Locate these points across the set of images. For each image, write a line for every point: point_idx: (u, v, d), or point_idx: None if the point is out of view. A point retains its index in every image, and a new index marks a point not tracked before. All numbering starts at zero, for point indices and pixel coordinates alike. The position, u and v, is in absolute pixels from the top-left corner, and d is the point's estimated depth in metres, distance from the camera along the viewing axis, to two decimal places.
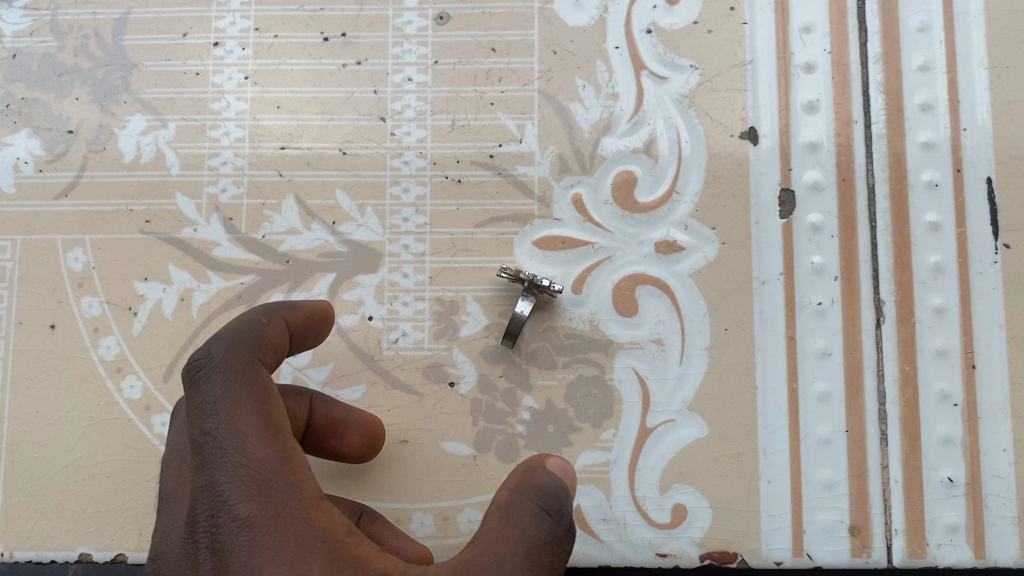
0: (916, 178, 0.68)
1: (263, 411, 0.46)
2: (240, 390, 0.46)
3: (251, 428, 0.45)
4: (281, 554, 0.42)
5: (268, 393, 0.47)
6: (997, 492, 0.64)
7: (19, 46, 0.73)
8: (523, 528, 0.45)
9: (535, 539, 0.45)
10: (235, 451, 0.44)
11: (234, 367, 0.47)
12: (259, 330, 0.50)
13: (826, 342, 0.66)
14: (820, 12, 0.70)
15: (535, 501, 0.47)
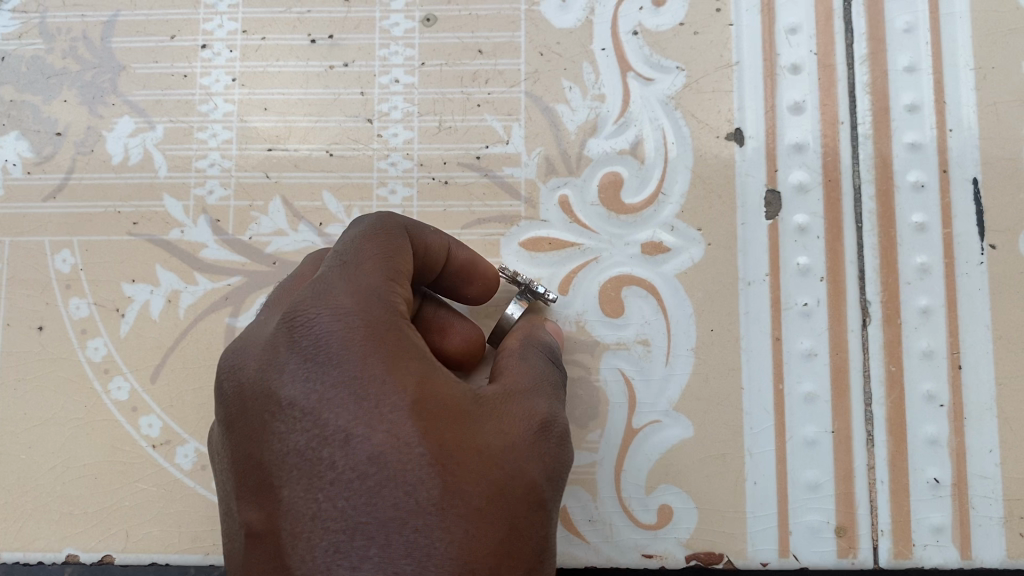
0: (902, 178, 0.68)
1: (400, 260, 0.53)
2: (394, 244, 0.54)
3: (392, 266, 0.52)
4: (382, 355, 0.47)
5: (407, 256, 0.54)
6: (984, 493, 0.64)
7: (8, 49, 0.73)
8: (546, 368, 0.56)
9: (551, 384, 0.55)
10: (367, 271, 0.51)
11: (394, 230, 0.55)
12: (418, 228, 0.57)
13: (812, 342, 0.66)
14: (807, 13, 0.71)
15: (545, 354, 0.58)
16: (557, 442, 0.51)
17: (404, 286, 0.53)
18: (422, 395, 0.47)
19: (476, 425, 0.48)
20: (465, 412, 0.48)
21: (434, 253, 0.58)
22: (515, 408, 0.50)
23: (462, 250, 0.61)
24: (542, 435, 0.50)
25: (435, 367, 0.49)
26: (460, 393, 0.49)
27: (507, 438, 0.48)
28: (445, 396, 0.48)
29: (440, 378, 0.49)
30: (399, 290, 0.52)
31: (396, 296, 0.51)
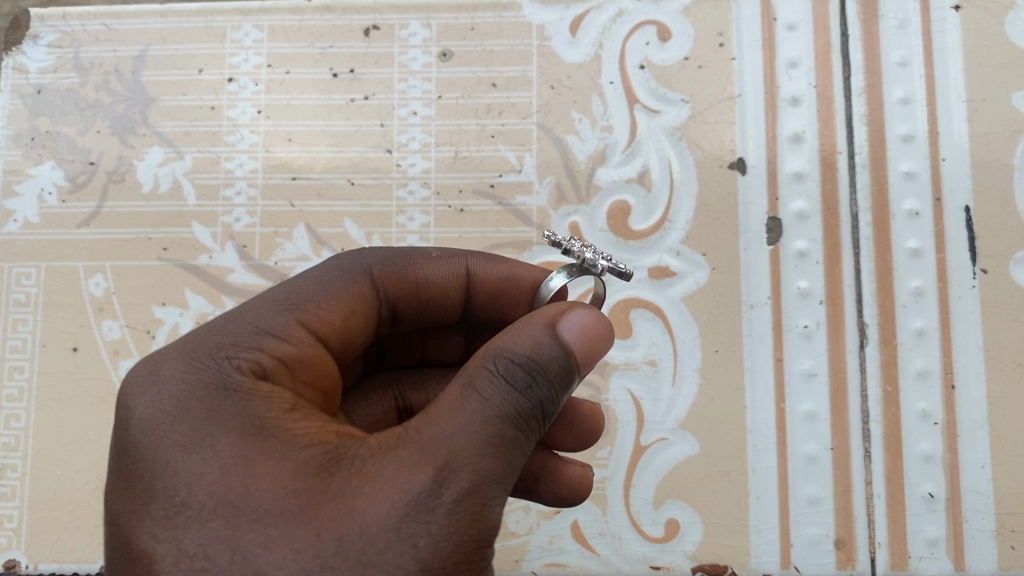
0: (898, 206, 0.72)
1: (305, 307, 0.47)
2: (298, 294, 0.48)
3: (281, 314, 0.46)
4: (196, 438, 0.40)
5: (316, 302, 0.48)
6: (977, 508, 0.67)
7: (43, 81, 0.77)
8: (490, 398, 0.40)
9: (494, 431, 0.39)
10: (249, 318, 0.46)
11: (328, 272, 0.50)
12: (392, 260, 0.53)
13: (812, 363, 0.69)
14: (806, 47, 0.74)
15: (508, 375, 0.41)
16: (439, 529, 0.37)
17: (297, 340, 0.46)
18: (247, 482, 0.39)
19: (311, 514, 0.38)
20: (299, 496, 0.38)
21: (439, 284, 0.55)
22: (382, 482, 0.38)
23: (485, 269, 0.55)
24: (410, 517, 0.37)
25: (280, 445, 0.40)
26: (307, 472, 0.39)
27: (346, 529, 0.37)
28: (277, 483, 0.39)
29: (275, 462, 0.39)
30: (289, 341, 0.45)
31: (274, 350, 0.45)
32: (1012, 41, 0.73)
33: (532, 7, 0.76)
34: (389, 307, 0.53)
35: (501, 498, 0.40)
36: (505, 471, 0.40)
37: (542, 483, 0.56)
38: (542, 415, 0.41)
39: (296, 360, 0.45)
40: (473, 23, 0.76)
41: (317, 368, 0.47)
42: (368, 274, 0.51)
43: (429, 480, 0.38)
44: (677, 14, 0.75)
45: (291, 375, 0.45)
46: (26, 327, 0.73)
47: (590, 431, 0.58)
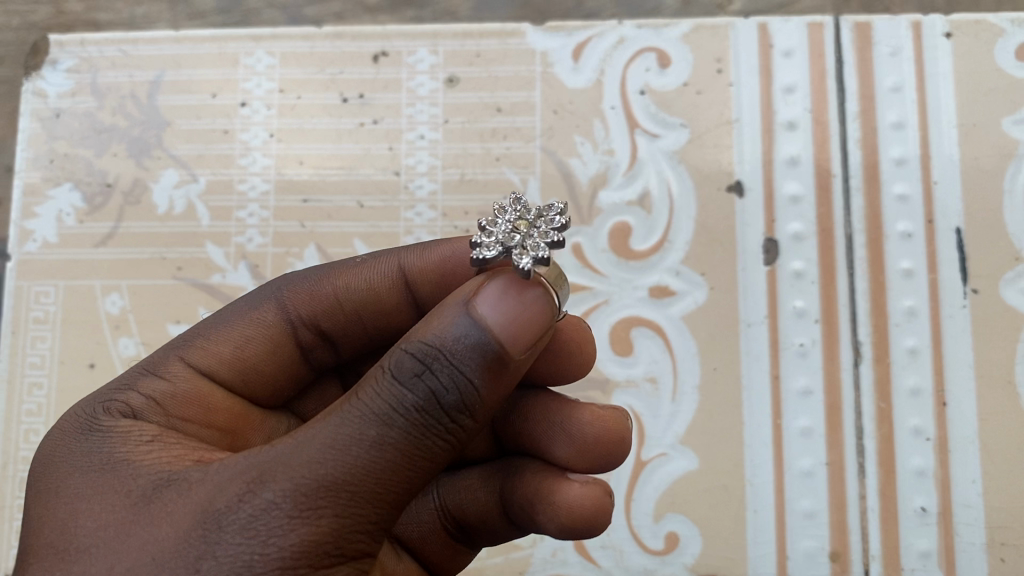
0: (892, 228, 0.74)
1: (193, 343, 0.50)
2: (196, 333, 0.50)
3: (169, 352, 0.49)
4: (68, 468, 0.42)
5: (207, 336, 0.50)
6: (968, 522, 0.69)
7: (61, 105, 0.80)
8: (359, 396, 0.38)
9: (355, 438, 0.37)
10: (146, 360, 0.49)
11: (235, 308, 0.52)
12: (307, 277, 0.53)
13: (808, 381, 0.72)
14: (802, 74, 0.77)
15: (399, 370, 0.38)
16: (234, 540, 0.36)
17: (176, 375, 0.47)
18: (94, 492, 0.40)
19: (133, 522, 0.38)
20: (130, 505, 0.39)
21: (364, 291, 0.53)
22: (202, 494, 0.38)
23: (418, 261, 0.53)
24: (209, 528, 0.37)
25: (133, 465, 0.41)
26: (152, 485, 0.40)
27: (150, 539, 0.37)
28: (116, 493, 0.40)
29: (125, 479, 0.41)
30: (169, 378, 0.47)
31: (149, 387, 0.46)
32: (1001, 67, 0.76)
33: (536, 35, 0.79)
34: (314, 328, 0.53)
35: (336, 511, 0.37)
36: (347, 481, 0.37)
37: (540, 511, 0.50)
38: (441, 406, 0.38)
39: (168, 396, 0.46)
40: (479, 49, 0.78)
41: (200, 401, 0.48)
42: (273, 300, 0.52)
43: (240, 490, 0.37)
44: (676, 41, 0.78)
45: (164, 411, 0.46)
46: (44, 344, 0.74)
47: (600, 448, 0.51)
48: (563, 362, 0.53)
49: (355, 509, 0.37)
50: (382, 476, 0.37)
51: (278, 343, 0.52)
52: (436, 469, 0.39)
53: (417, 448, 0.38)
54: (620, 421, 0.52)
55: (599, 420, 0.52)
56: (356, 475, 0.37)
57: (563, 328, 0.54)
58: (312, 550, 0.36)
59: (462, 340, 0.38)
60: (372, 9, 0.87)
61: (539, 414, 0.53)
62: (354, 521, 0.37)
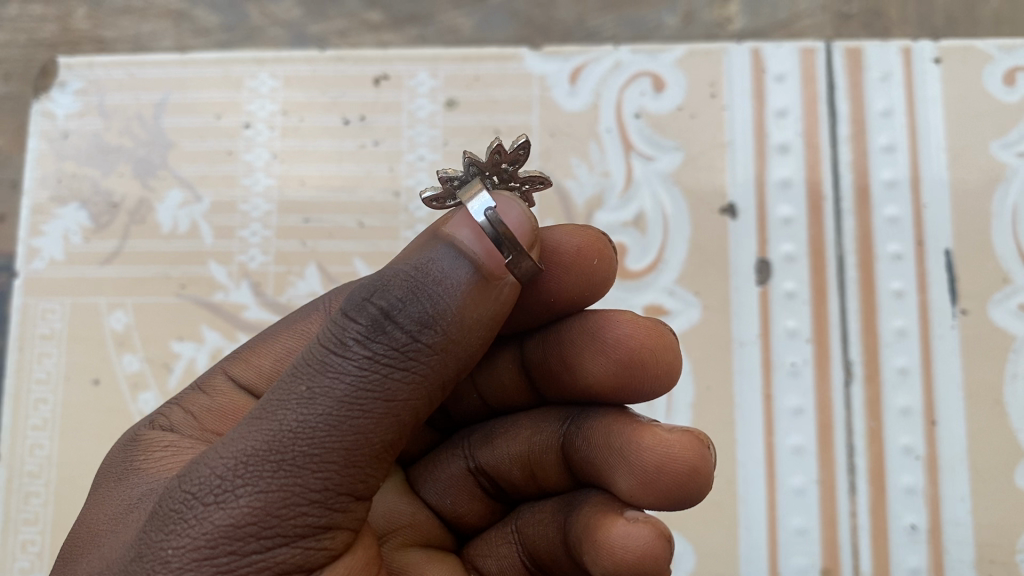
0: (883, 249, 0.75)
1: (240, 356, 0.53)
2: (248, 345, 0.53)
3: (215, 366, 0.53)
4: (103, 474, 0.46)
5: (254, 350, 0.52)
6: (957, 539, 0.70)
7: (69, 126, 0.81)
8: (300, 358, 0.38)
9: (279, 395, 0.37)
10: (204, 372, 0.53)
11: (287, 319, 0.54)
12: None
13: (800, 400, 0.73)
14: (794, 97, 0.79)
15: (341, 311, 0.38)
16: (157, 538, 0.36)
17: (215, 390, 0.51)
18: (99, 505, 0.43)
19: (111, 534, 0.40)
20: (118, 517, 0.41)
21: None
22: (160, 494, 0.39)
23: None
24: (147, 526, 0.37)
25: (138, 475, 0.44)
26: (139, 496, 0.42)
27: (112, 548, 0.39)
28: (115, 506, 0.42)
29: (126, 492, 0.43)
30: (211, 394, 0.51)
31: (193, 402, 0.50)
32: (989, 92, 0.78)
33: (533, 59, 0.81)
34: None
35: (257, 487, 0.36)
36: (264, 452, 0.36)
37: (586, 554, 0.43)
38: (377, 346, 0.37)
39: (206, 410, 0.49)
40: (477, 73, 0.80)
41: (236, 415, 0.50)
42: (321, 312, 0.53)
43: (177, 482, 0.38)
44: (670, 66, 0.80)
45: (199, 425, 0.49)
46: (49, 360, 0.76)
47: (667, 480, 0.43)
48: (632, 372, 0.47)
49: (280, 479, 0.36)
50: (306, 436, 0.36)
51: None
52: (390, 422, 0.37)
53: (352, 400, 0.36)
54: (697, 446, 0.43)
55: (665, 446, 0.43)
56: (277, 441, 0.36)
57: (631, 334, 0.47)
58: (233, 533, 0.35)
59: (406, 276, 0.38)
60: (374, 27, 0.89)
61: (601, 438, 0.46)
62: (280, 494, 0.36)
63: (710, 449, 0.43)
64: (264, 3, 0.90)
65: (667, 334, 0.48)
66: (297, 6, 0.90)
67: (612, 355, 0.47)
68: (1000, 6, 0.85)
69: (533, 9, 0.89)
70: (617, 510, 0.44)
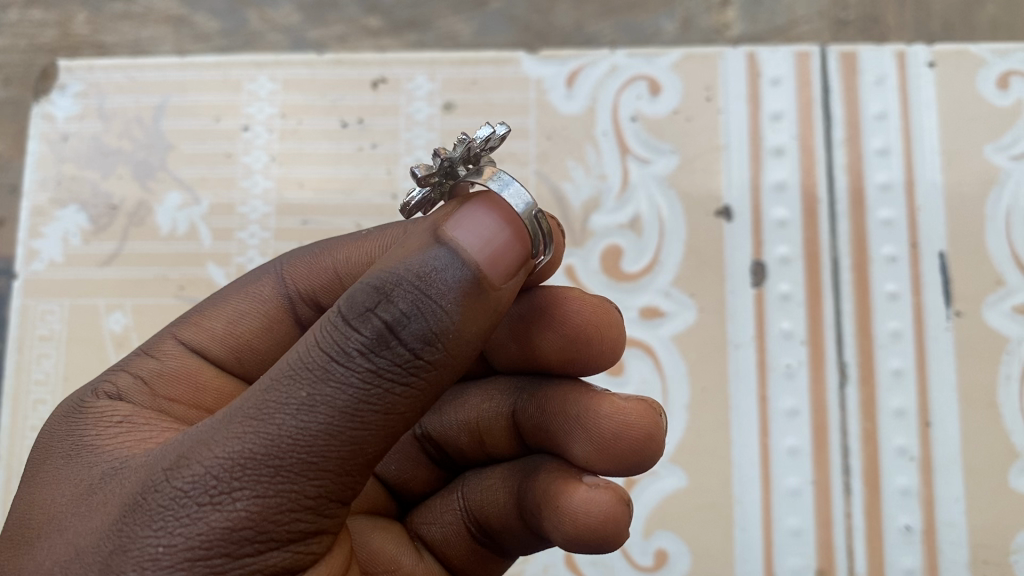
0: (877, 252, 0.76)
1: (190, 320, 0.50)
2: (197, 310, 0.51)
3: (163, 333, 0.50)
4: (45, 444, 0.43)
5: (206, 315, 0.50)
6: (951, 540, 0.70)
7: (69, 128, 0.82)
8: (296, 354, 0.36)
9: (276, 399, 0.35)
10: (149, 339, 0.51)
11: (239, 285, 0.52)
12: (310, 251, 0.52)
13: (795, 401, 0.73)
14: (789, 101, 0.80)
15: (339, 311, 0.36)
16: (142, 533, 0.35)
17: (165, 354, 0.48)
18: (49, 477, 0.41)
19: (68, 513, 0.38)
20: (74, 494, 0.39)
21: (364, 264, 0.50)
22: (130, 478, 0.37)
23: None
24: (124, 516, 0.36)
25: (93, 450, 0.41)
26: (99, 472, 0.39)
27: (76, 530, 0.37)
28: (69, 482, 0.40)
29: (81, 466, 0.40)
30: (160, 357, 0.48)
31: (140, 365, 0.47)
32: (983, 96, 0.78)
33: (531, 62, 0.81)
34: (315, 304, 0.51)
35: (255, 492, 0.35)
36: (262, 457, 0.35)
37: (547, 519, 0.45)
38: (380, 358, 0.35)
39: (156, 375, 0.47)
40: (475, 76, 0.81)
41: (189, 380, 0.48)
42: (274, 275, 0.52)
43: (159, 473, 0.36)
44: (666, 69, 0.80)
45: (150, 391, 0.46)
46: (48, 361, 0.76)
47: (623, 446, 0.46)
48: (580, 348, 0.48)
49: (278, 487, 0.35)
50: (307, 446, 0.35)
51: (275, 321, 0.51)
52: (387, 432, 0.36)
53: (354, 411, 0.35)
54: (650, 412, 0.46)
55: (623, 414, 0.46)
56: (276, 447, 0.35)
57: (579, 311, 0.48)
58: (228, 537, 0.35)
59: (411, 283, 0.35)
60: (373, 33, 0.90)
61: (555, 406, 0.48)
62: (277, 501, 0.35)
63: (662, 415, 0.47)
64: (265, 9, 0.91)
65: (612, 310, 0.50)
66: (297, 12, 0.91)
67: (561, 330, 0.48)
68: (996, 12, 0.86)
69: (532, 14, 0.89)
70: (572, 475, 0.46)
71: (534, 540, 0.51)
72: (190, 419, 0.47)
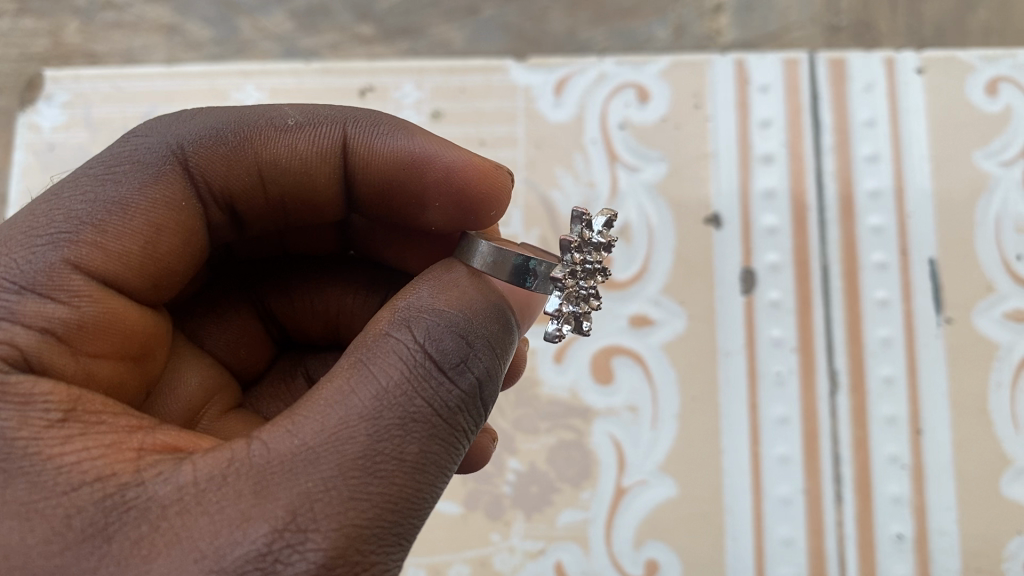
0: (867, 258, 0.76)
1: (82, 237, 0.40)
2: (79, 219, 0.40)
3: (44, 259, 0.39)
4: None
5: (108, 234, 0.40)
6: (943, 548, 0.70)
7: (55, 138, 0.82)
8: (391, 402, 0.35)
9: (392, 457, 0.35)
10: (9, 263, 0.38)
11: (125, 182, 0.41)
12: (217, 140, 0.45)
13: (785, 409, 0.73)
14: (778, 109, 0.79)
15: (425, 360, 0.37)
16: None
17: (78, 297, 0.39)
18: (16, 517, 0.33)
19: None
20: (82, 543, 0.32)
21: (298, 170, 0.47)
22: (202, 536, 0.32)
23: (368, 146, 0.47)
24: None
25: (54, 468, 0.34)
26: (101, 511, 0.33)
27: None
28: (49, 525, 0.33)
29: (51, 495, 0.33)
30: (72, 300, 0.39)
31: (47, 314, 0.38)
32: (973, 102, 0.78)
33: (519, 70, 0.81)
34: (227, 207, 0.47)
35: (383, 560, 0.34)
36: (390, 523, 0.34)
37: None
38: (467, 415, 0.38)
39: (74, 327, 0.39)
40: (463, 85, 0.81)
41: (113, 330, 0.41)
42: (178, 166, 0.43)
43: (268, 537, 0.32)
44: (655, 77, 0.80)
45: (70, 351, 0.39)
46: None
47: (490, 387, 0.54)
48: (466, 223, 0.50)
49: (398, 551, 0.35)
50: (417, 506, 0.36)
51: (190, 234, 0.44)
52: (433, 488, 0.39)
53: (447, 466, 0.37)
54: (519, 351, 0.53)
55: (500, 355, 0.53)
56: (400, 508, 0.35)
57: (495, 209, 0.49)
58: None
59: (484, 337, 0.39)
60: (366, 41, 0.90)
61: None
62: (394, 568, 0.35)
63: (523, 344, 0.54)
64: (257, 17, 0.91)
65: (502, 174, 0.50)
66: (289, 20, 0.91)
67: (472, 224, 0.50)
68: (987, 18, 0.86)
69: (525, 22, 0.89)
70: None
71: None
72: (116, 374, 0.41)
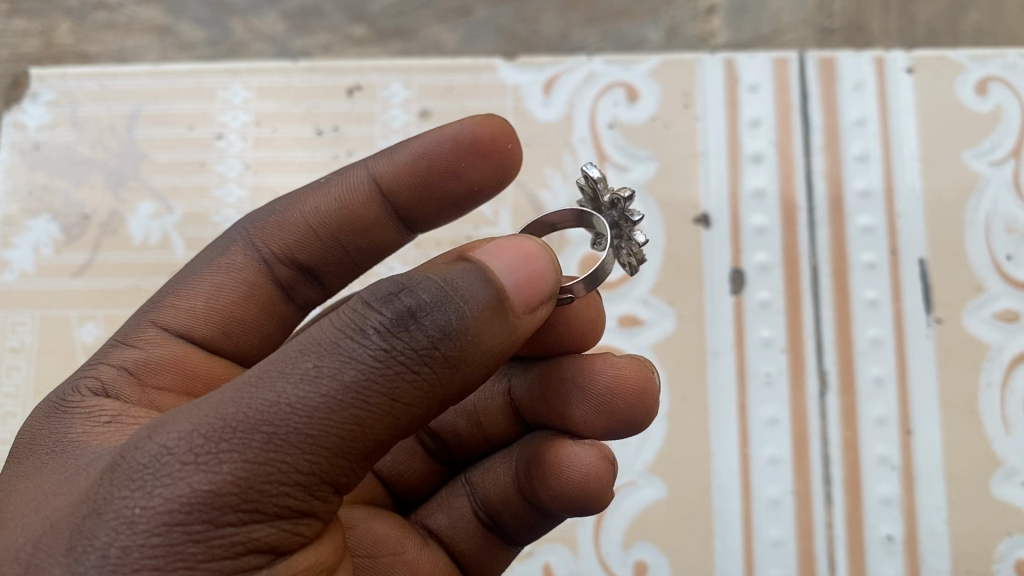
0: (857, 258, 0.75)
1: (164, 304, 0.49)
2: (166, 291, 0.50)
3: (137, 322, 0.49)
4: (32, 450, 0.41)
5: (181, 297, 0.49)
6: (933, 549, 0.69)
7: (40, 138, 0.81)
8: (308, 332, 0.35)
9: (276, 369, 0.34)
10: (118, 333, 0.49)
11: (200, 263, 0.51)
12: (267, 211, 0.52)
13: (774, 410, 0.72)
14: (767, 109, 0.79)
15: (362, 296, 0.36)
16: (121, 493, 0.33)
17: (150, 342, 0.47)
18: (42, 467, 0.39)
19: (52, 490, 0.37)
20: (64, 474, 0.38)
21: (337, 210, 0.51)
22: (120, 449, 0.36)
23: (389, 163, 0.52)
24: (107, 480, 0.34)
25: (85, 440, 0.40)
26: (89, 454, 0.38)
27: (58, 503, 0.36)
28: (55, 469, 0.39)
29: (71, 452, 0.39)
30: (144, 346, 0.47)
31: (125, 357, 0.46)
32: (963, 101, 0.78)
33: (508, 69, 0.81)
34: (291, 263, 0.51)
35: (244, 456, 0.33)
36: (256, 422, 0.33)
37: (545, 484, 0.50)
38: (398, 340, 0.34)
39: (143, 365, 0.46)
40: (451, 83, 0.80)
41: (176, 369, 0.47)
42: (240, 242, 0.51)
43: (150, 434, 0.35)
44: (645, 76, 0.80)
45: (139, 383, 0.46)
46: (18, 371, 0.75)
47: (620, 401, 0.49)
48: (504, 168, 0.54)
49: (270, 455, 0.33)
50: (304, 414, 0.33)
51: (253, 288, 0.50)
52: (396, 422, 0.35)
53: (360, 387, 0.34)
54: (641, 368, 0.50)
55: (615, 369, 0.50)
56: (273, 414, 0.33)
57: (511, 151, 0.53)
58: (208, 502, 0.33)
59: (441, 280, 0.36)
60: (358, 42, 0.89)
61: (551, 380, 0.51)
62: (269, 471, 0.33)
63: (652, 371, 0.51)
64: (249, 18, 0.90)
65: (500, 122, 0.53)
66: (281, 21, 0.90)
67: (491, 164, 0.53)
68: (980, 20, 0.86)
69: (517, 23, 0.89)
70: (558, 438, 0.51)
71: (533, 517, 0.53)
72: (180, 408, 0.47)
